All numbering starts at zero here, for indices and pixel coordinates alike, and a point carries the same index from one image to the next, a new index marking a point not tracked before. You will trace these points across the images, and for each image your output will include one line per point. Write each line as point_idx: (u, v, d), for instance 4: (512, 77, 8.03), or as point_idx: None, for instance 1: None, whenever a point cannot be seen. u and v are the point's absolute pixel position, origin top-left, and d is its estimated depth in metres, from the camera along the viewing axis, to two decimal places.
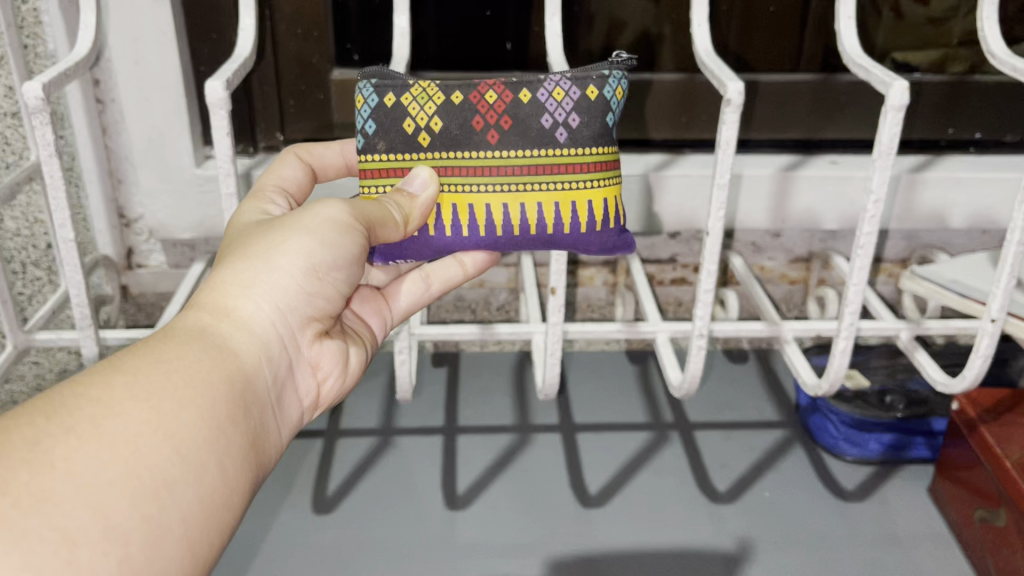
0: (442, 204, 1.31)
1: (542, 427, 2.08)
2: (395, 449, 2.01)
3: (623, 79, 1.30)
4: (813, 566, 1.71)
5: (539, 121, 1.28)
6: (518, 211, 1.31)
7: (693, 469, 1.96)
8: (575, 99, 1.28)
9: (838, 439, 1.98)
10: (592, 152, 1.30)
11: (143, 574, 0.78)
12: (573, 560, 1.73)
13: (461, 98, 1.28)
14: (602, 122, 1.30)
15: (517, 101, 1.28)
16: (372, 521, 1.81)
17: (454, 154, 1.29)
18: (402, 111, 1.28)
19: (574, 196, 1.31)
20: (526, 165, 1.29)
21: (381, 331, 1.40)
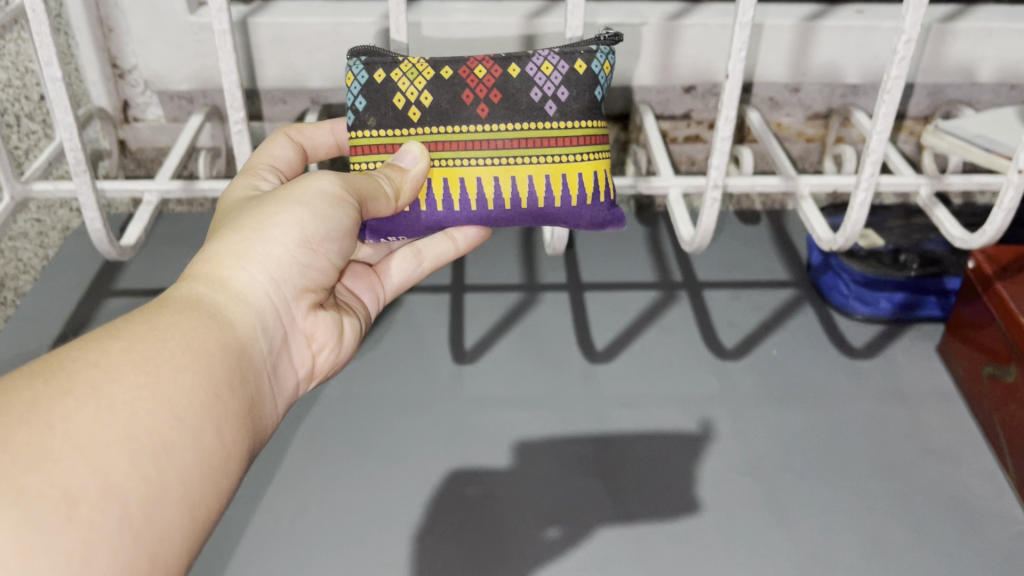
0: (432, 178, 1.22)
1: (550, 286, 2.07)
2: (402, 306, 2.00)
3: (611, 54, 1.22)
4: (820, 420, 1.72)
5: (528, 95, 1.19)
6: (510, 183, 1.23)
7: (702, 327, 1.95)
8: (564, 73, 1.19)
9: (848, 298, 1.96)
10: (583, 126, 1.22)
11: (145, 536, 0.71)
12: (580, 411, 1.74)
13: (449, 72, 1.20)
14: (592, 95, 1.22)
15: (507, 75, 1.19)
16: (380, 375, 1.81)
17: (444, 128, 1.19)
18: (389, 88, 1.19)
19: (566, 170, 1.23)
20: (517, 138, 1.20)
21: (373, 308, 1.32)
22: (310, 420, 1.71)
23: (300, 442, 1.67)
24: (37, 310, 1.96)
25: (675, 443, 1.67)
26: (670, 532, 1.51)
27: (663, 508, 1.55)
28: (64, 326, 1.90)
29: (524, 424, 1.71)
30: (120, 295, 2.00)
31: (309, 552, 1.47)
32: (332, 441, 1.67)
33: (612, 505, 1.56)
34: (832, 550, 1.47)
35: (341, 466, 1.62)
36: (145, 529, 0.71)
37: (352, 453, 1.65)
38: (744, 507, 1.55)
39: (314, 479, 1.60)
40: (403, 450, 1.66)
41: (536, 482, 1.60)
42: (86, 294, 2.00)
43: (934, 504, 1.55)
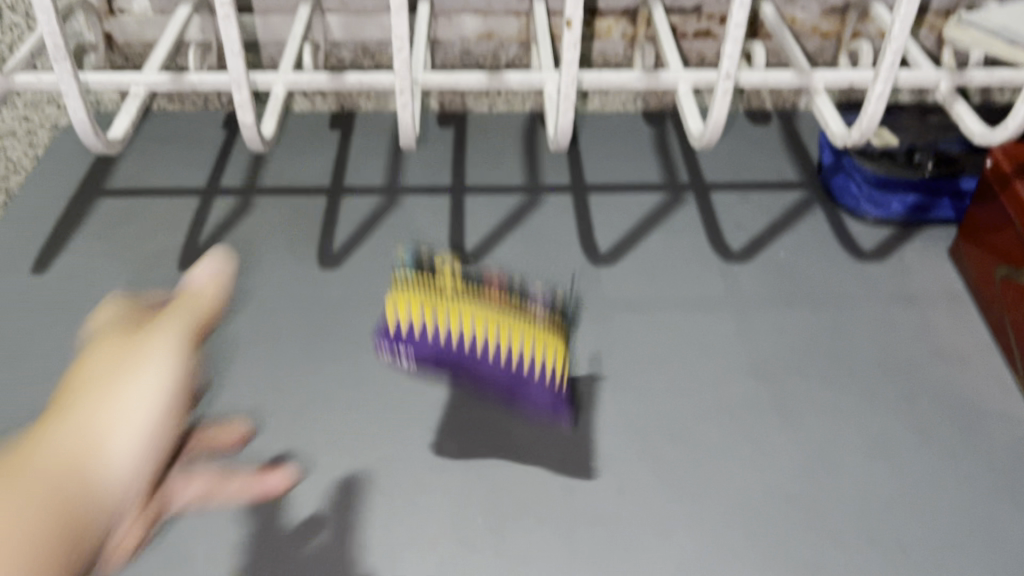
0: (429, 310, 1.36)
1: (553, 187, 2.01)
2: (401, 207, 1.95)
3: (571, 319, 1.60)
4: (826, 324, 1.69)
5: (510, 298, 1.48)
6: (493, 337, 1.38)
7: (708, 229, 1.91)
8: (539, 305, 1.52)
9: (860, 200, 1.91)
10: (552, 330, 1.46)
11: (61, 535, 0.65)
12: (582, 314, 1.70)
13: (444, 253, 1.47)
14: (558, 316, 1.51)
15: (498, 295, 1.49)
16: (379, 276, 1.77)
17: (442, 290, 1.40)
18: (400, 278, 1.44)
19: (539, 347, 1.42)
20: (503, 317, 1.41)
21: (172, 509, 0.98)
22: (307, 320, 1.68)
23: (296, 342, 1.64)
24: (28, 209, 1.91)
25: (678, 346, 1.65)
26: (671, 433, 1.50)
27: (664, 409, 1.53)
28: (56, 227, 1.86)
29: None
30: (112, 195, 1.95)
31: (307, 452, 1.46)
32: (329, 340, 1.64)
33: (613, 406, 1.53)
34: (834, 453, 1.46)
35: (339, 365, 1.60)
36: (64, 529, 0.66)
37: (350, 353, 1.62)
38: (746, 409, 1.53)
39: (311, 379, 1.57)
40: None
41: None
42: (78, 193, 1.95)
43: (938, 408, 1.53)
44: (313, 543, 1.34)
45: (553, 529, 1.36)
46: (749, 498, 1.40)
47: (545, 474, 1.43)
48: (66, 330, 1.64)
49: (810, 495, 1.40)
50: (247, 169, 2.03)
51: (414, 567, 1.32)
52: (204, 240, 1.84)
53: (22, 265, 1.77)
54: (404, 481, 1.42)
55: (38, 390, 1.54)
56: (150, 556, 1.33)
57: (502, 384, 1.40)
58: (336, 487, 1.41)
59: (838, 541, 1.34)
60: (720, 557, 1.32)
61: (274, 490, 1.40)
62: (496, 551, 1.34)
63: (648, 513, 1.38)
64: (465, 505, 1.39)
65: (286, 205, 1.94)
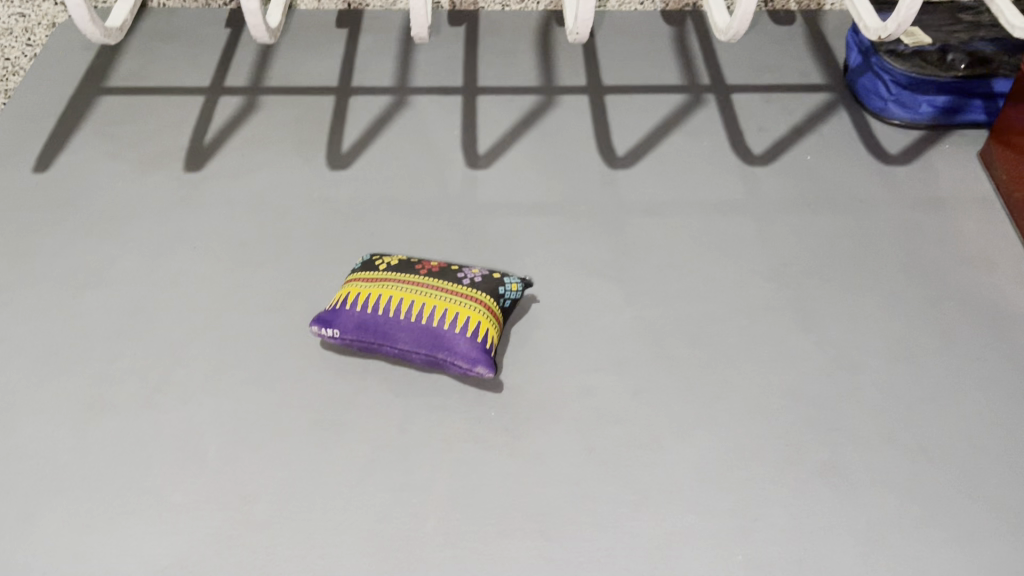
0: (371, 293, 1.37)
1: (568, 89, 1.94)
2: (412, 108, 1.88)
3: (518, 282, 1.42)
4: (848, 229, 1.64)
5: (460, 271, 1.41)
6: (408, 305, 1.35)
7: (729, 133, 1.84)
8: (483, 275, 1.41)
9: (887, 102, 1.84)
10: (476, 295, 1.37)
11: None
12: (598, 218, 1.66)
13: (416, 261, 1.46)
14: (499, 290, 1.39)
15: (447, 267, 1.43)
16: (389, 177, 1.72)
17: (395, 276, 1.40)
18: (371, 262, 1.45)
19: (442, 306, 1.35)
20: (440, 287, 1.37)
21: None
22: (315, 220, 1.63)
23: (306, 240, 1.59)
24: (27, 107, 1.86)
25: (697, 249, 1.60)
26: (690, 334, 1.45)
27: (683, 311, 1.49)
28: (56, 126, 1.81)
29: (540, 228, 1.63)
30: (112, 93, 1.89)
31: (316, 347, 1.41)
32: (339, 239, 1.59)
33: (630, 308, 1.49)
34: (856, 355, 1.42)
35: (349, 263, 1.55)
36: None
37: (359, 251, 1.57)
38: (766, 312, 1.49)
39: (320, 276, 1.52)
40: (414, 250, 1.58)
41: (551, 284, 1.53)
42: (78, 92, 1.89)
43: (964, 311, 1.49)
44: (324, 435, 1.30)
45: (571, 424, 1.32)
46: (770, 399, 1.36)
47: (561, 372, 1.39)
48: (70, 229, 1.60)
49: (832, 396, 1.37)
50: (251, 68, 1.96)
51: (428, 458, 1.27)
52: (209, 140, 1.79)
53: (23, 164, 1.72)
54: (417, 377, 1.38)
55: (41, 286, 1.50)
56: (157, 446, 1.28)
57: (414, 357, 1.34)
58: (347, 381, 1.37)
59: (860, 440, 1.31)
60: (741, 454, 1.29)
61: (283, 385, 1.36)
62: (513, 444, 1.29)
63: (667, 411, 1.34)
64: (480, 400, 1.35)
65: (293, 105, 1.87)
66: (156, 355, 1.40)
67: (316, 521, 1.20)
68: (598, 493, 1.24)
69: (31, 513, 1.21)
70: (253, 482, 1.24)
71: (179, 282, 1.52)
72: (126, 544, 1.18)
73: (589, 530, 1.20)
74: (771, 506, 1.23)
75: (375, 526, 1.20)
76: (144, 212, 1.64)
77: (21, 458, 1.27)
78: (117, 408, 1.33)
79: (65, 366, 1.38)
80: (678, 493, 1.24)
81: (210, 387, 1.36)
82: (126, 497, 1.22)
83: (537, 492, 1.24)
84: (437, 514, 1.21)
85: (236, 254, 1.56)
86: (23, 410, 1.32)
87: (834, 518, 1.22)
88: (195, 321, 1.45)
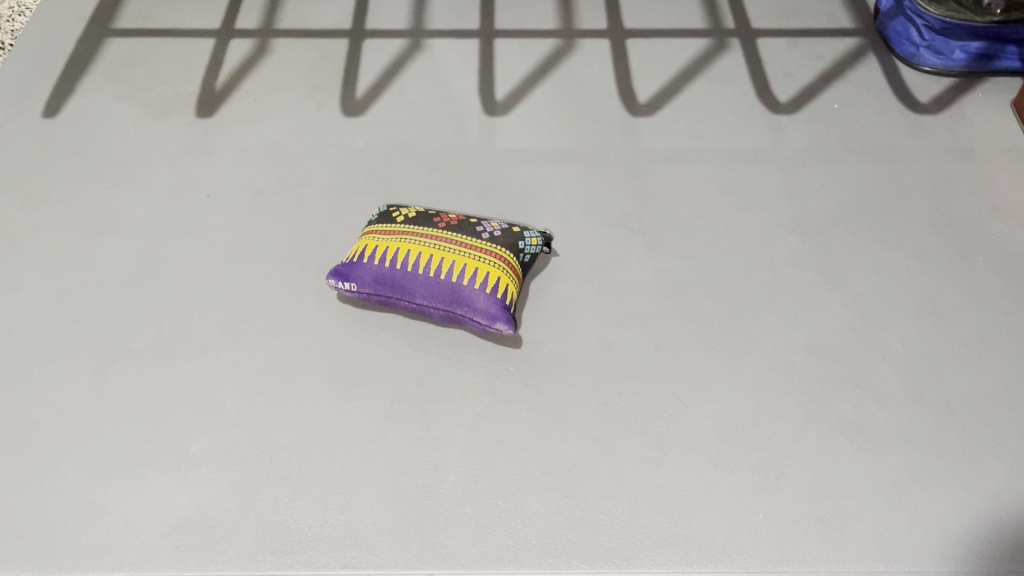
0: (389, 246, 1.35)
1: (589, 33, 1.88)
2: (427, 52, 1.83)
3: (539, 237, 1.40)
4: (877, 178, 1.59)
5: (478, 225, 1.39)
6: (426, 259, 1.32)
7: (754, 79, 1.79)
8: (502, 228, 1.39)
9: (919, 48, 1.78)
10: (496, 249, 1.35)
11: None
12: (619, 166, 1.61)
13: (434, 212, 1.43)
14: (518, 244, 1.37)
15: (465, 219, 1.40)
16: (405, 124, 1.68)
17: (413, 229, 1.37)
18: (388, 214, 1.42)
19: (461, 260, 1.32)
20: (459, 240, 1.35)
21: None
22: (330, 167, 1.59)
23: (321, 188, 1.56)
24: (34, 50, 1.81)
25: (721, 198, 1.56)
26: (713, 287, 1.42)
27: (706, 263, 1.46)
28: (65, 69, 1.76)
29: (560, 176, 1.59)
30: (120, 35, 1.84)
31: (333, 299, 1.39)
32: (354, 187, 1.56)
33: (652, 260, 1.46)
34: (882, 309, 1.39)
35: (365, 212, 1.52)
36: None
37: (375, 200, 1.54)
38: (792, 264, 1.46)
39: (335, 225, 1.49)
40: (430, 199, 1.55)
41: (571, 236, 1.50)
42: (86, 34, 1.84)
43: (994, 265, 1.46)
44: (342, 388, 1.29)
45: (591, 379, 1.30)
46: (794, 354, 1.34)
47: (581, 326, 1.37)
48: (81, 175, 1.57)
49: (858, 351, 1.34)
50: (262, 10, 1.91)
51: (447, 412, 1.26)
52: (220, 84, 1.74)
53: (32, 109, 1.69)
54: (435, 330, 1.36)
55: (53, 234, 1.48)
56: (175, 397, 1.27)
57: (432, 311, 1.33)
58: (364, 334, 1.35)
59: (885, 398, 1.29)
60: (764, 411, 1.27)
61: (300, 337, 1.34)
62: (533, 399, 1.28)
63: (690, 365, 1.32)
64: (499, 354, 1.33)
65: (305, 49, 1.82)
66: (171, 305, 1.38)
67: (335, 475, 1.19)
68: (618, 449, 1.23)
69: (49, 465, 1.20)
70: (271, 436, 1.23)
71: (193, 231, 1.49)
72: (146, 497, 1.17)
73: (610, 487, 1.19)
74: (793, 464, 1.22)
75: (395, 481, 1.19)
76: (156, 159, 1.60)
77: (37, 409, 1.25)
78: (133, 358, 1.31)
79: (80, 316, 1.36)
80: (699, 450, 1.23)
81: (226, 338, 1.34)
82: (144, 449, 1.21)
83: (557, 448, 1.23)
84: (456, 469, 1.20)
85: (250, 203, 1.53)
86: (38, 360, 1.31)
87: (857, 476, 1.21)
88: (210, 270, 1.43)
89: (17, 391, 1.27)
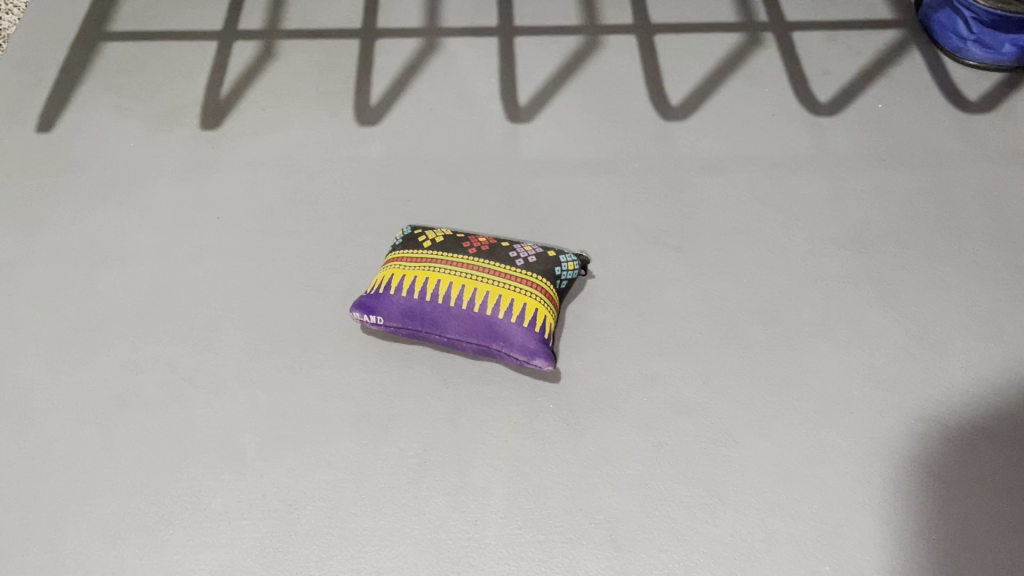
0: (417, 276, 1.25)
1: (613, 29, 1.77)
2: (442, 53, 1.72)
3: (577, 261, 1.31)
4: (929, 185, 1.50)
5: (510, 250, 1.29)
6: (458, 290, 1.23)
7: (792, 76, 1.68)
8: (537, 253, 1.30)
9: (966, 42, 1.67)
10: (532, 277, 1.26)
11: None
12: (653, 176, 1.51)
13: (463, 235, 1.33)
14: (554, 271, 1.28)
15: (497, 243, 1.31)
16: (423, 133, 1.58)
17: (443, 256, 1.28)
18: (414, 237, 1.33)
19: (495, 290, 1.23)
20: (492, 268, 1.25)
21: None
22: (345, 183, 1.49)
23: (337, 207, 1.46)
24: (26, 57, 1.70)
25: (764, 210, 1.46)
26: (761, 310, 1.33)
27: (752, 283, 1.36)
28: (58, 77, 1.66)
29: (591, 189, 1.49)
30: (116, 38, 1.73)
31: (356, 331, 1.30)
32: (371, 205, 1.46)
33: (694, 281, 1.37)
34: (942, 333, 1.30)
35: (386, 233, 1.42)
36: None
37: (395, 219, 1.44)
38: (844, 283, 1.36)
39: (355, 249, 1.40)
40: (454, 216, 1.45)
41: (606, 255, 1.40)
42: (80, 38, 1.73)
43: None
44: (370, 432, 1.20)
45: (636, 417, 1.21)
46: (852, 385, 1.25)
47: (622, 357, 1.28)
48: (80, 196, 1.47)
49: (919, 381, 1.25)
50: (266, 9, 1.79)
51: (484, 457, 1.18)
52: (225, 92, 1.64)
53: (26, 123, 1.58)
54: (467, 363, 1.27)
55: (53, 262, 1.38)
56: (191, 445, 1.18)
57: (464, 345, 1.24)
58: (391, 369, 1.26)
59: (951, 432, 1.21)
60: (824, 449, 1.19)
61: (323, 374, 1.25)
62: (575, 440, 1.19)
63: (741, 399, 1.23)
64: (536, 390, 1.24)
65: (314, 52, 1.72)
66: (183, 341, 1.28)
67: (367, 531, 1.11)
68: (670, 496, 1.15)
69: (59, 524, 1.11)
70: (297, 486, 1.15)
71: (202, 257, 1.39)
72: (165, 559, 1.09)
73: (663, 538, 1.11)
74: (857, 508, 1.14)
75: (432, 536, 1.11)
76: (160, 176, 1.50)
77: (44, 461, 1.16)
78: (144, 402, 1.22)
79: (86, 355, 1.27)
80: (756, 494, 1.15)
81: (244, 377, 1.25)
82: (161, 505, 1.13)
83: (604, 495, 1.14)
84: (497, 521, 1.12)
85: (262, 225, 1.43)
86: (43, 406, 1.21)
87: (926, 520, 1.13)
88: (223, 301, 1.33)
89: (21, 442, 1.18)
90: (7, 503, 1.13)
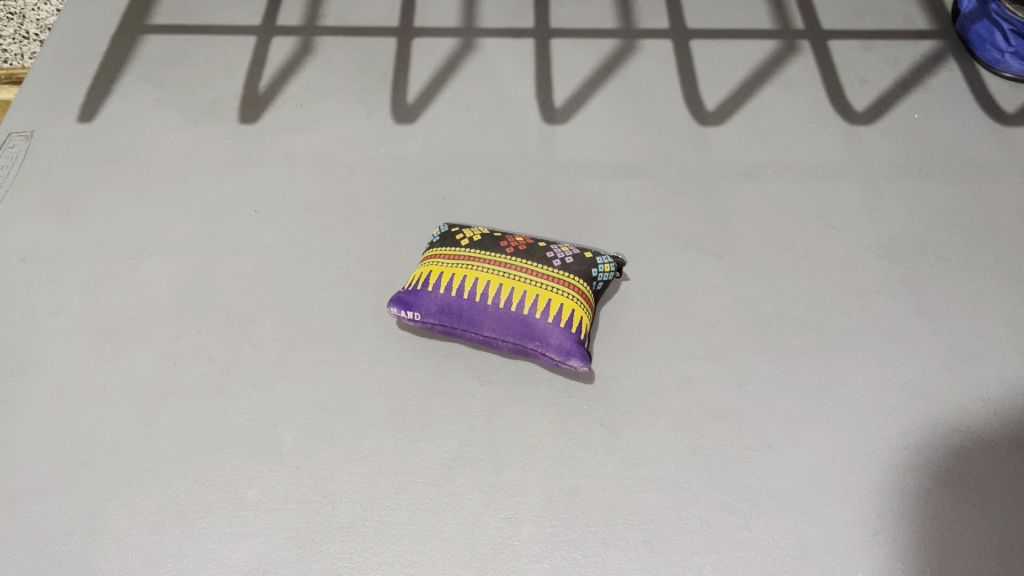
0: (455, 273, 1.26)
1: (650, 34, 1.77)
2: (478, 54, 1.72)
3: (613, 262, 1.31)
4: (966, 198, 1.49)
5: (547, 250, 1.29)
6: (496, 289, 1.23)
7: (828, 84, 1.68)
8: (573, 253, 1.29)
9: (1004, 54, 1.63)
10: (568, 276, 1.26)
11: None
12: (689, 182, 1.52)
13: (500, 234, 1.33)
14: (590, 272, 1.28)
15: (533, 243, 1.31)
16: (459, 133, 1.58)
17: (482, 254, 1.28)
18: (451, 235, 1.33)
19: (534, 290, 1.23)
20: (530, 268, 1.25)
21: None
22: (382, 180, 1.50)
23: (374, 204, 1.47)
24: (67, 49, 1.72)
25: (800, 218, 1.47)
26: (796, 318, 1.33)
27: (788, 291, 1.37)
28: (100, 69, 1.67)
29: (627, 192, 1.50)
30: (157, 32, 1.74)
31: (393, 327, 1.31)
32: (408, 203, 1.47)
33: (729, 286, 1.37)
34: (979, 346, 1.30)
35: (423, 231, 1.43)
36: None
37: (432, 218, 1.45)
38: (879, 292, 1.36)
39: (392, 247, 1.41)
40: (490, 216, 1.46)
41: (641, 259, 1.41)
42: (121, 31, 1.75)
43: None
44: (406, 427, 1.20)
45: (671, 421, 1.22)
46: (886, 395, 1.25)
47: (657, 360, 1.28)
48: (122, 187, 1.49)
49: (955, 392, 1.25)
50: (303, 5, 1.80)
51: (518, 455, 1.18)
52: (263, 88, 1.65)
53: (68, 114, 1.60)
54: (503, 362, 1.27)
55: (95, 252, 1.40)
56: (230, 436, 1.19)
57: (500, 344, 1.24)
58: (427, 366, 1.27)
59: (987, 445, 1.20)
60: (858, 458, 1.19)
61: (359, 369, 1.26)
62: (609, 442, 1.20)
63: (775, 406, 1.23)
64: (571, 390, 1.25)
65: (350, 51, 1.72)
66: (223, 333, 1.30)
67: (402, 526, 1.12)
68: (703, 500, 1.15)
69: (99, 509, 1.13)
70: (333, 479, 1.16)
71: (241, 250, 1.40)
72: (202, 547, 1.10)
73: (697, 540, 1.12)
74: (891, 516, 1.14)
75: (467, 531, 1.11)
76: (200, 169, 1.52)
77: (86, 447, 1.18)
78: (183, 392, 1.23)
79: (126, 344, 1.28)
80: (790, 500, 1.15)
81: (282, 369, 1.26)
82: (199, 494, 1.14)
83: (639, 496, 1.15)
84: (531, 519, 1.13)
85: (300, 220, 1.44)
86: (85, 394, 1.23)
87: (961, 530, 1.13)
88: (263, 295, 1.34)
89: (63, 428, 1.20)
90: (48, 488, 1.14)
